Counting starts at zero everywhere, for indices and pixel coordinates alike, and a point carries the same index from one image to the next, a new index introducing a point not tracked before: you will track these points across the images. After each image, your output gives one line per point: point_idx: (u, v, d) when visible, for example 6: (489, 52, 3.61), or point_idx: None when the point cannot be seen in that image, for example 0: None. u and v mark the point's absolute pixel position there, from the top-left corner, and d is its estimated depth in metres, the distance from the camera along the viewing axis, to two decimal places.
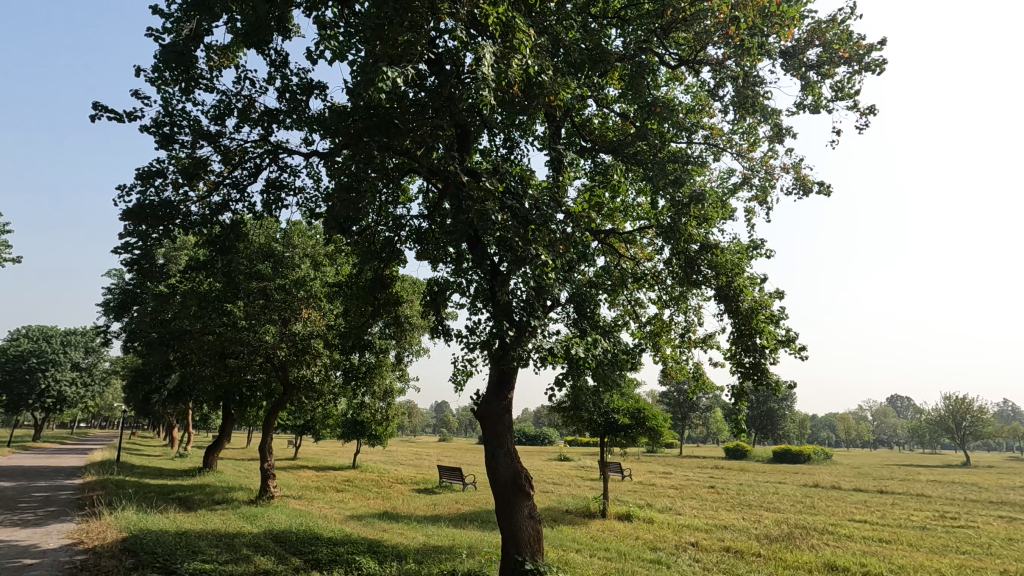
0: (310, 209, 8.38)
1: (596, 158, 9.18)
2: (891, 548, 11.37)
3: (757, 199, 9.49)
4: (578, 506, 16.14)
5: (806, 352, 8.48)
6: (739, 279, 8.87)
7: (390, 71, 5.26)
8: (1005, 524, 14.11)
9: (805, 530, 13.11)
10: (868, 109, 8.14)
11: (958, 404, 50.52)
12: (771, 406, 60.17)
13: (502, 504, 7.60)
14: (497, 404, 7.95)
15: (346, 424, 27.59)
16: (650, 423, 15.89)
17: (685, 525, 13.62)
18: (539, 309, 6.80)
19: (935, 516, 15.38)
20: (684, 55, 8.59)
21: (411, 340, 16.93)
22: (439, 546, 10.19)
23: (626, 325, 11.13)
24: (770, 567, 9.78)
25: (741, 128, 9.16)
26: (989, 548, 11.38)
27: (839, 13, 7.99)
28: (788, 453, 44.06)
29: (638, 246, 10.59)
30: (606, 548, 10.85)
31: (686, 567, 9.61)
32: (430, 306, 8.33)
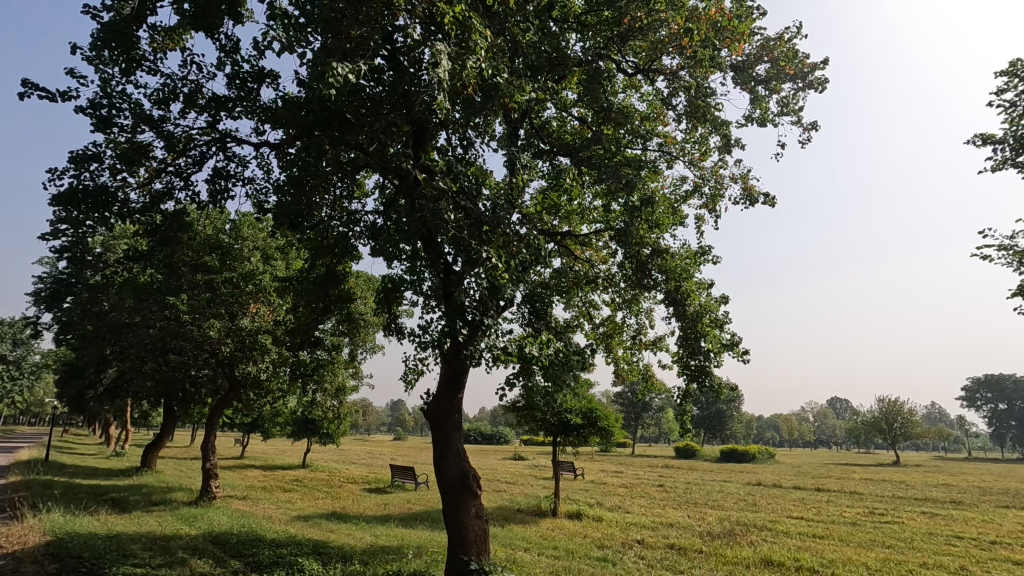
0: (259, 201, 8.07)
1: (554, 160, 9.24)
2: (824, 543, 11.97)
3: (706, 207, 9.81)
4: (529, 505, 16.29)
5: (748, 355, 8.81)
6: (688, 283, 9.13)
7: (342, 66, 5.14)
8: (926, 520, 15.06)
9: (746, 527, 13.62)
10: (811, 125, 8.54)
11: (890, 407, 53.61)
12: (720, 407, 62.19)
13: (449, 504, 7.57)
14: (448, 403, 7.93)
15: (296, 422, 26.90)
16: (602, 423, 16.15)
17: (633, 523, 13.92)
18: (492, 309, 6.78)
19: (865, 513, 16.26)
20: (641, 63, 8.77)
21: (364, 337, 16.67)
22: (386, 546, 10.07)
23: (580, 326, 11.32)
24: (710, 563, 10.11)
25: (693, 137, 9.45)
26: (911, 542, 12.13)
27: (786, 32, 8.31)
28: (735, 452, 45.65)
29: (593, 248, 10.74)
30: (554, 547, 10.96)
31: (631, 565, 9.81)
32: (384, 304, 8.21)
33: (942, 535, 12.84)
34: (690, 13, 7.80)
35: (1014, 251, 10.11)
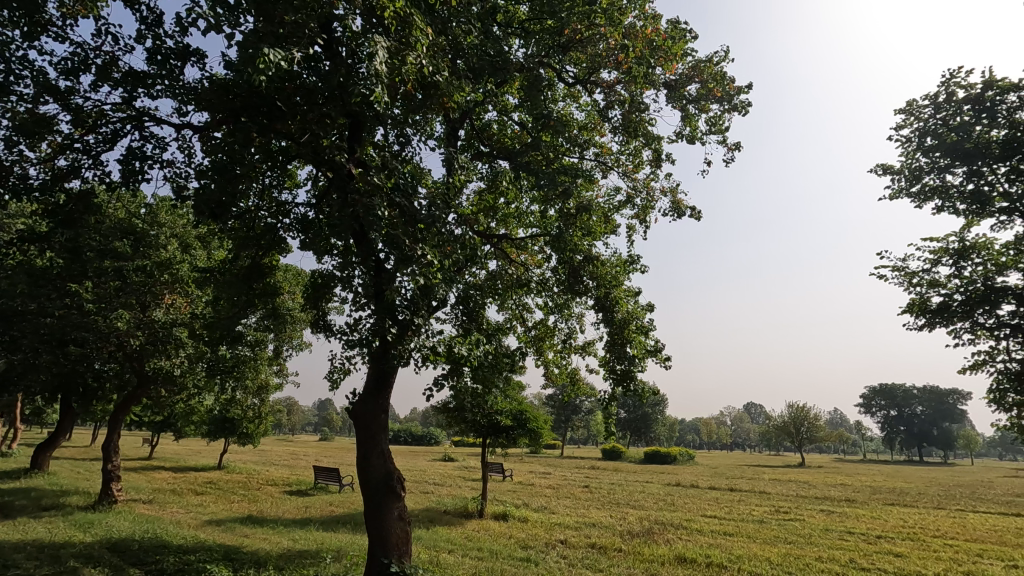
0: (178, 185, 7.58)
1: (493, 163, 9.29)
2: (733, 540, 12.72)
3: (638, 218, 10.20)
4: (457, 506, 16.23)
5: (670, 362, 9.21)
6: (617, 291, 9.43)
7: (273, 53, 4.94)
8: (824, 517, 16.33)
9: (663, 525, 14.21)
10: (734, 145, 9.09)
11: (799, 412, 57.67)
12: (646, 411, 64.51)
13: (371, 506, 7.41)
14: (374, 403, 7.79)
15: (213, 421, 25.43)
16: (531, 424, 16.34)
17: (557, 523, 14.19)
18: (423, 309, 6.67)
19: (771, 510, 17.42)
20: (581, 75, 8.99)
21: (290, 334, 16.06)
22: (304, 551, 9.73)
23: (513, 328, 11.44)
24: (628, 560, 10.48)
25: (628, 150, 9.79)
26: (809, 538, 13.10)
27: (715, 55, 8.80)
28: (658, 454, 47.48)
29: (529, 252, 10.88)
30: (478, 548, 11.00)
31: (553, 564, 10.01)
32: (312, 300, 7.89)
33: (836, 531, 13.96)
34: (627, 30, 8.11)
35: (904, 272, 11.17)
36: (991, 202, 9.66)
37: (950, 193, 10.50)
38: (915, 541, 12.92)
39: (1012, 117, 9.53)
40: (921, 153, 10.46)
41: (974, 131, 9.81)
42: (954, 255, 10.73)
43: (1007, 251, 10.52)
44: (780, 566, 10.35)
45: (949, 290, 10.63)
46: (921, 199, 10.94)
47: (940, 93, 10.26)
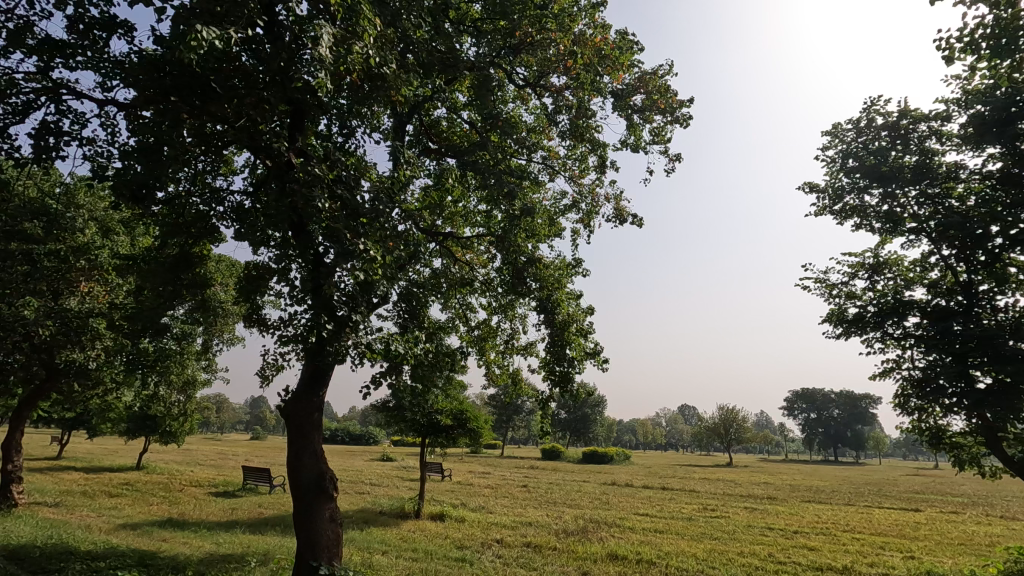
0: (99, 165, 7.04)
1: (440, 160, 9.22)
2: (663, 537, 13.17)
3: (583, 222, 10.38)
4: (393, 507, 15.99)
5: (607, 364, 9.44)
6: (559, 293, 9.56)
7: (207, 30, 4.66)
8: (747, 514, 17.21)
9: (597, 524, 14.53)
10: (675, 156, 9.43)
11: (728, 414, 60.55)
12: (586, 411, 65.83)
13: (301, 508, 7.16)
14: (308, 401, 7.54)
15: (132, 418, 23.89)
16: (471, 424, 16.31)
17: (493, 523, 14.25)
18: (363, 306, 6.48)
19: (699, 508, 18.15)
20: (530, 78, 9.05)
21: (221, 327, 15.34)
22: (228, 555, 9.30)
23: (456, 328, 11.40)
24: (562, 559, 10.65)
25: (575, 155, 9.96)
26: (733, 534, 13.75)
27: (660, 68, 9.10)
28: (595, 454, 48.56)
29: (474, 252, 10.86)
30: (413, 549, 10.86)
31: (488, 564, 10.02)
32: (245, 293, 7.51)
33: (757, 527, 14.74)
34: (577, 37, 8.26)
35: (826, 284, 11.91)
36: (902, 222, 10.47)
37: (868, 212, 11.30)
38: (827, 536, 13.82)
39: (923, 145, 10.37)
40: (844, 173, 11.19)
41: (890, 155, 10.61)
42: (869, 269, 11.55)
43: (914, 268, 11.43)
44: (705, 562, 10.80)
45: (864, 302, 11.44)
46: (842, 216, 11.72)
47: (862, 119, 11.03)
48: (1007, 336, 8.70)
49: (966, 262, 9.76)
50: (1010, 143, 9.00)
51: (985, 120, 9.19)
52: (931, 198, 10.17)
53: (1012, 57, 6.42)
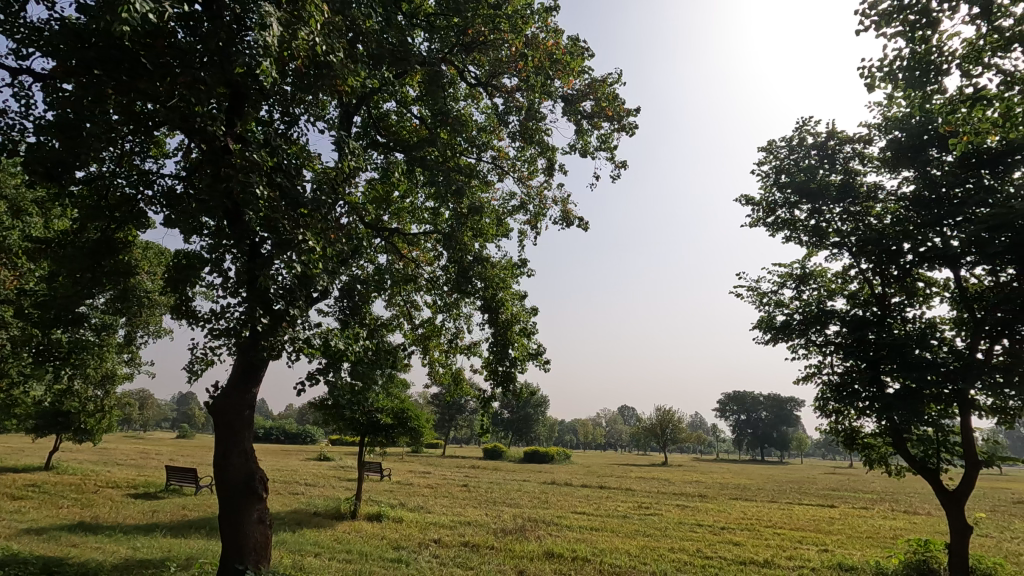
0: (9, 138, 6.45)
1: (388, 154, 9.06)
2: (598, 534, 13.46)
3: (530, 224, 10.48)
4: (328, 507, 15.56)
5: (549, 364, 9.56)
6: (504, 293, 9.60)
7: (139, 3, 4.38)
8: (679, 511, 17.87)
9: (535, 523, 14.67)
10: (621, 163, 9.67)
11: (665, 415, 62.68)
12: (529, 411, 66.41)
13: (227, 509, 6.84)
14: (239, 398, 7.20)
15: (41, 414, 22.08)
16: (412, 423, 16.10)
17: (431, 522, 14.13)
18: (301, 300, 6.26)
19: (634, 506, 18.67)
20: (482, 77, 9.04)
21: (146, 318, 14.43)
22: (146, 560, 8.76)
23: (399, 325, 11.23)
24: (499, 557, 10.70)
25: (524, 156, 10.04)
26: (665, 531, 14.24)
27: (609, 76, 9.31)
28: (537, 453, 49.07)
29: (420, 249, 10.73)
30: (347, 550, 10.61)
31: (424, 564, 9.93)
32: (173, 283, 7.09)
33: (687, 523, 15.34)
34: (529, 40, 8.34)
35: (757, 292, 12.54)
36: (827, 237, 11.18)
37: (796, 226, 11.98)
38: (751, 531, 14.55)
39: (847, 165, 11.11)
40: (777, 188, 11.82)
41: (818, 173, 11.30)
42: (796, 280, 12.26)
43: (836, 280, 12.23)
44: (637, 558, 11.13)
45: (791, 310, 12.12)
46: (774, 229, 12.37)
47: (794, 137, 11.69)
48: (914, 345, 9.46)
49: (880, 276, 10.54)
50: (922, 167, 9.78)
51: (901, 145, 9.95)
52: (853, 216, 10.92)
53: (924, 87, 7.01)
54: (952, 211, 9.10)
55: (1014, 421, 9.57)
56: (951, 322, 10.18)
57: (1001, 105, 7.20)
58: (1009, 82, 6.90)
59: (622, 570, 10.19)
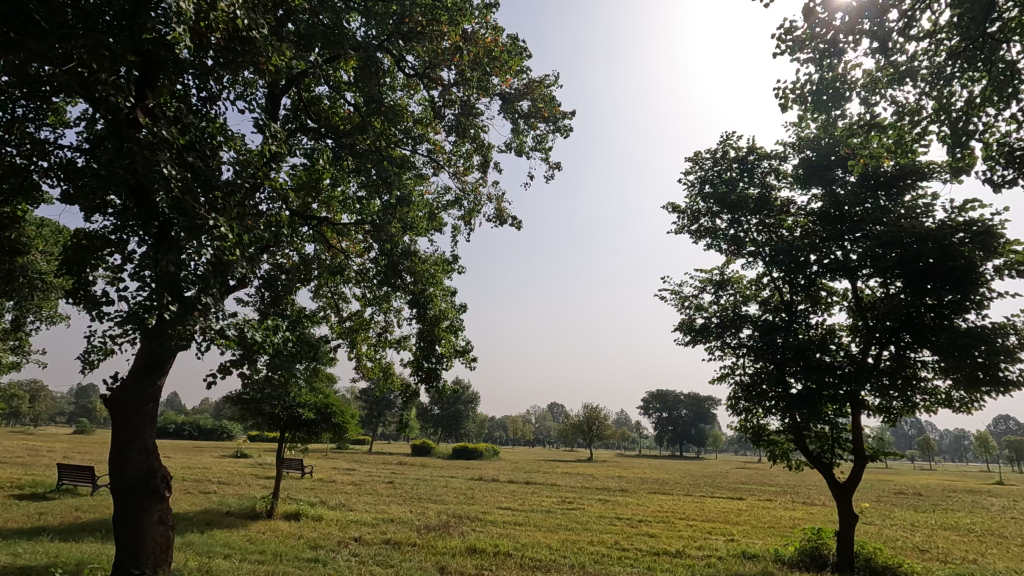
0: None
1: (317, 140, 8.71)
2: (521, 529, 13.64)
3: (463, 220, 10.46)
4: (242, 507, 14.81)
5: (476, 361, 9.59)
6: (433, 288, 9.51)
7: None
8: (601, 505, 18.44)
9: (460, 518, 14.67)
10: (554, 164, 9.84)
11: (592, 412, 64.57)
12: (459, 408, 66.31)
13: (123, 511, 6.38)
14: (141, 390, 6.70)
15: None
16: (336, 419, 15.43)
17: (353, 521, 13.79)
18: (216, 288, 5.86)
19: (558, 501, 19.10)
20: (420, 68, 8.88)
21: (39, 302, 13.14)
22: (27, 567, 7.96)
23: (325, 318, 10.88)
24: (421, 554, 10.61)
25: (460, 152, 10.01)
26: (585, 525, 14.65)
27: (547, 77, 9.42)
28: (465, 450, 49.07)
29: (350, 239, 10.43)
30: (260, 551, 10.15)
31: (342, 563, 9.67)
32: (69, 264, 6.45)
33: (608, 517, 15.88)
34: (467, 34, 8.36)
35: (680, 296, 13.13)
36: (744, 246, 11.86)
37: (717, 234, 12.65)
38: (666, 523, 15.25)
39: (763, 180, 11.85)
40: (701, 198, 12.42)
41: (738, 185, 11.97)
42: (715, 285, 12.94)
43: (751, 286, 13.02)
44: (557, 551, 11.37)
45: (710, 314, 12.78)
46: (697, 236, 12.99)
47: (718, 150, 12.32)
48: (815, 349, 10.25)
49: (790, 284, 11.31)
50: (828, 186, 10.60)
51: (811, 164, 10.71)
52: (767, 227, 11.65)
53: (830, 111, 7.60)
54: (853, 227, 9.92)
55: (896, 420, 10.58)
56: (847, 329, 11.12)
57: (894, 133, 7.94)
58: (901, 113, 7.63)
59: (541, 563, 10.38)
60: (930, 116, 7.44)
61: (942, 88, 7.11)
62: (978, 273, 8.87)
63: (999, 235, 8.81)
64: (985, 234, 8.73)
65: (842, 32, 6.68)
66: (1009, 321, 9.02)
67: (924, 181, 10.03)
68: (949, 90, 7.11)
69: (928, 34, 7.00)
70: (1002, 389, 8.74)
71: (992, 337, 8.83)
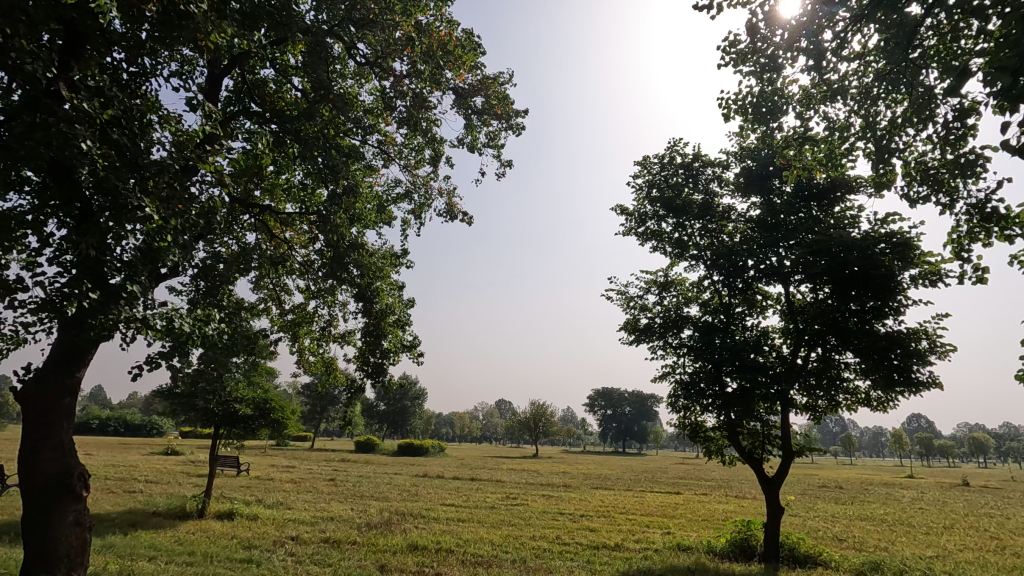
0: None
1: (261, 124, 8.35)
2: (464, 525, 13.63)
3: (413, 214, 10.33)
4: (170, 506, 14.06)
5: (423, 357, 9.51)
6: (381, 282, 9.35)
7: None
8: (544, 501, 18.68)
9: (402, 516, 14.51)
10: (506, 162, 9.86)
11: (539, 409, 65.29)
12: (406, 404, 65.53)
13: (34, 513, 5.93)
14: (58, 383, 6.24)
15: None
16: (275, 415, 14.95)
17: (291, 519, 13.38)
18: (144, 276, 5.53)
19: (502, 497, 19.21)
20: (372, 57, 8.67)
21: None
22: None
23: (266, 310, 10.49)
24: (360, 553, 10.42)
25: (412, 145, 9.88)
26: (528, 520, 14.79)
27: (501, 75, 9.41)
28: (410, 447, 48.53)
29: (295, 230, 10.10)
30: (189, 552, 9.69)
31: (277, 563, 9.36)
32: None
33: (551, 512, 16.11)
34: (421, 26, 8.23)
35: (626, 295, 13.45)
36: (687, 249, 12.27)
37: (662, 237, 13.03)
38: (606, 518, 15.63)
39: (707, 186, 12.29)
40: (648, 201, 12.75)
41: (683, 191, 12.37)
42: (660, 286, 13.34)
43: (692, 288, 13.50)
44: (499, 547, 11.44)
45: (653, 314, 13.15)
46: (644, 238, 13.33)
47: (666, 156, 12.66)
48: (750, 350, 10.73)
49: (729, 287, 11.81)
50: (766, 194, 11.12)
51: (752, 173, 11.19)
52: (709, 232, 12.09)
53: (769, 123, 7.95)
54: (787, 235, 10.45)
55: (821, 418, 11.25)
56: (780, 332, 11.71)
57: (826, 146, 8.41)
58: (833, 128, 8.08)
59: (483, 560, 10.40)
60: (857, 133, 7.93)
61: (869, 107, 7.58)
62: (896, 281, 9.56)
63: (915, 247, 9.49)
64: (903, 246, 9.39)
65: (782, 48, 6.99)
66: (921, 328, 9.76)
67: (852, 194, 10.68)
68: (875, 110, 7.59)
69: (858, 56, 7.44)
70: (914, 389, 9.48)
71: (907, 342, 9.55)
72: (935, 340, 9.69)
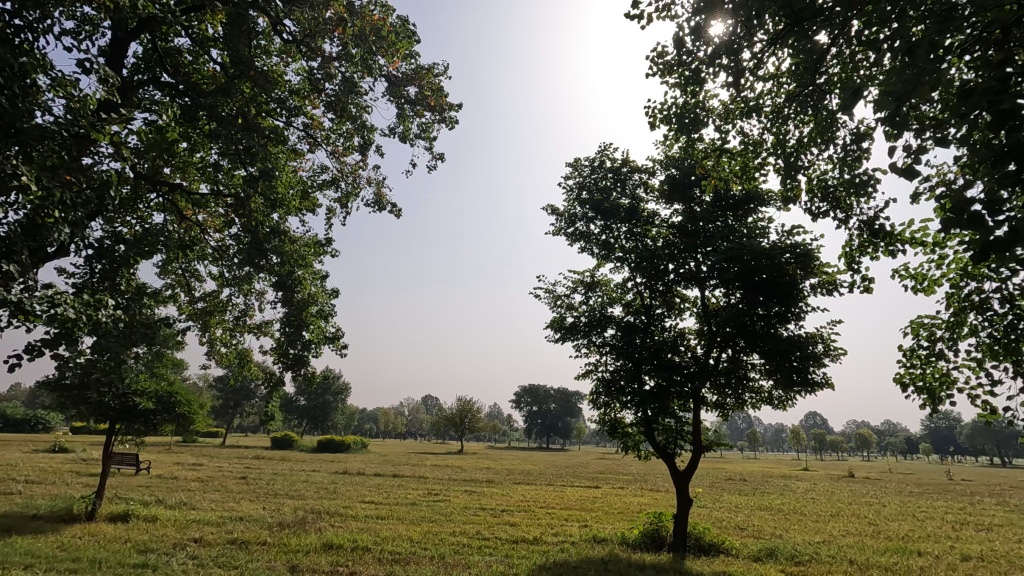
0: None
1: (172, 96, 7.75)
2: (382, 523, 13.35)
3: (339, 202, 9.97)
4: (54, 509, 12.78)
5: (346, 349, 9.22)
6: (302, 271, 8.96)
7: None
8: (467, 496, 18.68)
9: (318, 514, 13.99)
10: (438, 154, 9.73)
11: (466, 405, 65.23)
12: (328, 399, 63.37)
13: None
14: None
15: None
16: (180, 409, 13.93)
17: (194, 520, 12.56)
18: (26, 254, 4.99)
19: (424, 494, 19.03)
20: (299, 35, 8.29)
21: None
22: None
23: (172, 297, 9.78)
24: (269, 553, 9.94)
25: (340, 130, 9.52)
26: (449, 516, 14.72)
27: (435, 66, 9.26)
28: (331, 444, 47.02)
29: (208, 212, 9.48)
30: (73, 559, 8.85)
31: (175, 567, 8.76)
32: None
33: (472, 508, 16.13)
34: (353, 8, 7.94)
35: (553, 294, 13.67)
36: (613, 251, 12.64)
37: (590, 238, 13.35)
38: (526, 512, 15.85)
39: (634, 191, 12.72)
40: (578, 203, 13.03)
41: (611, 194, 12.73)
42: (586, 286, 13.67)
43: (617, 289, 13.95)
44: (418, 544, 11.30)
45: (579, 313, 13.47)
46: (572, 238, 13.60)
47: (596, 159, 12.98)
48: (667, 350, 11.25)
49: (650, 290, 12.29)
50: (687, 203, 11.68)
51: (675, 181, 11.70)
52: (634, 236, 12.54)
53: (691, 134, 8.33)
54: (704, 242, 11.04)
55: (729, 414, 12.00)
56: (695, 333, 12.33)
57: (741, 160, 8.94)
58: (748, 143, 8.60)
59: (400, 557, 10.24)
60: (769, 149, 8.48)
61: (780, 126, 8.14)
62: (798, 289, 10.37)
63: (815, 258, 10.29)
64: (805, 256, 10.16)
65: (705, 63, 7.33)
66: (818, 332, 10.62)
67: (762, 207, 11.45)
68: (785, 129, 8.15)
69: (772, 77, 7.96)
70: (810, 388, 10.32)
71: (806, 345, 10.35)
72: (830, 344, 10.57)
